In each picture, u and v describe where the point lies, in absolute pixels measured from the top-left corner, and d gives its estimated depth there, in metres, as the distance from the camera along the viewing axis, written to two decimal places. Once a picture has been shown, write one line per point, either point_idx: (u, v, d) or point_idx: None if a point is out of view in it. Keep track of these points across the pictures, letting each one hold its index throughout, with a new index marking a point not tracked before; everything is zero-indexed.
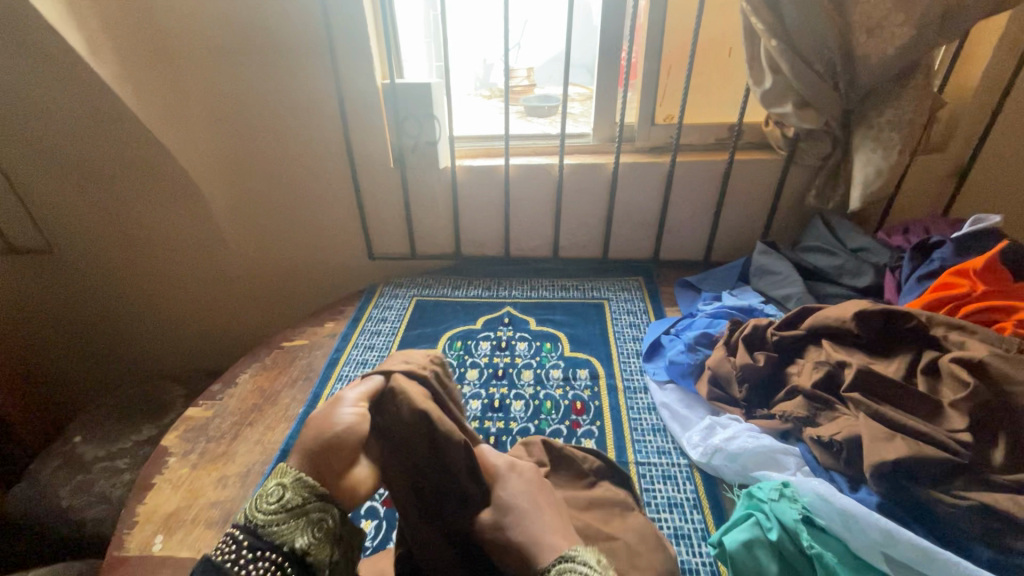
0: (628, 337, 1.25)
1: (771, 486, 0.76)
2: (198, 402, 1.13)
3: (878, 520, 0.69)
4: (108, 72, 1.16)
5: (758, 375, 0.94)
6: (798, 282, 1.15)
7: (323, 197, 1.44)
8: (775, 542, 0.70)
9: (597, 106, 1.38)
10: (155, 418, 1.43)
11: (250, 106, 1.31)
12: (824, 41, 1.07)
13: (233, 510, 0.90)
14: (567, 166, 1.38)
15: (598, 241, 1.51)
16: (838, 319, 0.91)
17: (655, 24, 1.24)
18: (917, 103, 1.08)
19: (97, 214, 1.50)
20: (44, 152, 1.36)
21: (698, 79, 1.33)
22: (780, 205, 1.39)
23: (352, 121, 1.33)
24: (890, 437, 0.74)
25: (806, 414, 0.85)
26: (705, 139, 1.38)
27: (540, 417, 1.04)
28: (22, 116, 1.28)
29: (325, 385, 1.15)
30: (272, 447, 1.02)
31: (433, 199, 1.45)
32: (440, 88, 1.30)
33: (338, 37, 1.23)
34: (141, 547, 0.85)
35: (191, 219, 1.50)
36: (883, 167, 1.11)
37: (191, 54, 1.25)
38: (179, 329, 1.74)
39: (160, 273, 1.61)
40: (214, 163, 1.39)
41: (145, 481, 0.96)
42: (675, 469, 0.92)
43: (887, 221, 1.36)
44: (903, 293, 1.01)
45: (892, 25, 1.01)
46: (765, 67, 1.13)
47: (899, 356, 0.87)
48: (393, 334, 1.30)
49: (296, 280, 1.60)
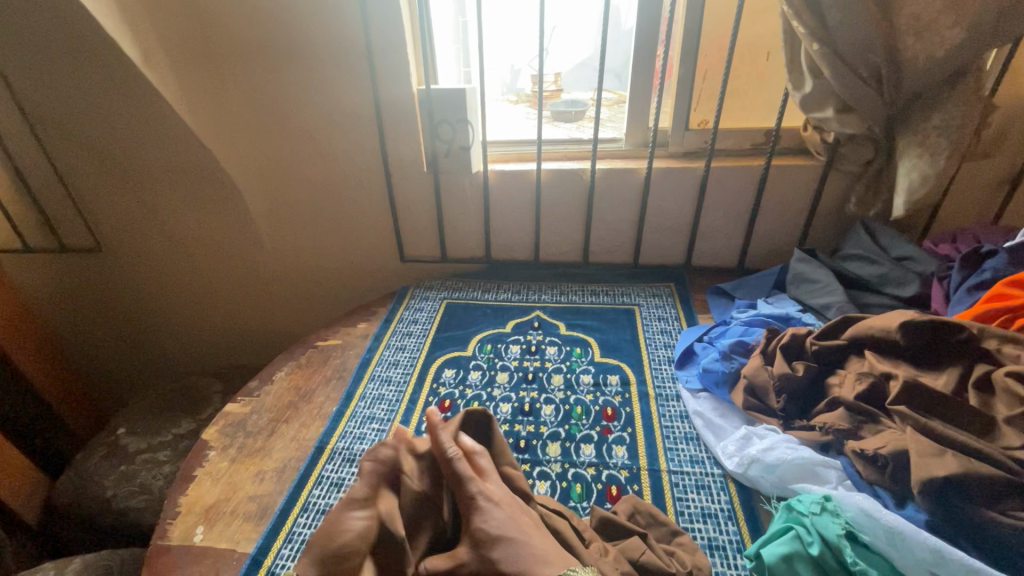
0: (659, 343, 1.23)
1: (812, 499, 0.74)
2: (237, 398, 1.16)
3: (927, 539, 0.67)
4: (157, 77, 1.23)
5: (797, 385, 0.92)
6: (838, 291, 1.13)
7: (358, 197, 1.47)
8: (817, 556, 0.68)
9: (630, 110, 1.38)
10: (193, 412, 1.47)
11: (289, 114, 1.35)
12: (870, 45, 1.04)
13: (270, 505, 0.92)
14: (598, 171, 1.38)
15: (629, 246, 1.50)
16: (882, 330, 0.89)
17: (692, 27, 1.23)
18: (969, 108, 1.04)
19: (139, 213, 1.56)
20: (97, 155, 1.44)
21: (735, 83, 1.31)
22: (818, 212, 1.36)
23: (388, 127, 1.36)
24: (939, 452, 0.71)
25: (847, 426, 0.83)
26: (741, 144, 1.36)
27: (570, 422, 1.04)
28: (81, 122, 1.36)
29: (358, 384, 1.18)
30: (307, 444, 1.04)
31: (464, 204, 1.46)
32: (474, 92, 1.32)
33: (377, 49, 1.26)
34: (183, 536, 0.88)
35: (232, 221, 1.54)
36: (929, 173, 1.07)
37: (232, 63, 1.29)
38: (217, 327, 1.80)
39: (198, 273, 1.67)
40: (254, 169, 1.44)
41: (187, 472, 0.99)
42: (708, 478, 0.91)
43: (932, 229, 1.31)
44: (951, 303, 0.98)
45: (941, 27, 0.99)
46: (805, 72, 1.11)
47: (949, 369, 0.84)
48: (424, 335, 1.31)
49: (329, 280, 1.64)
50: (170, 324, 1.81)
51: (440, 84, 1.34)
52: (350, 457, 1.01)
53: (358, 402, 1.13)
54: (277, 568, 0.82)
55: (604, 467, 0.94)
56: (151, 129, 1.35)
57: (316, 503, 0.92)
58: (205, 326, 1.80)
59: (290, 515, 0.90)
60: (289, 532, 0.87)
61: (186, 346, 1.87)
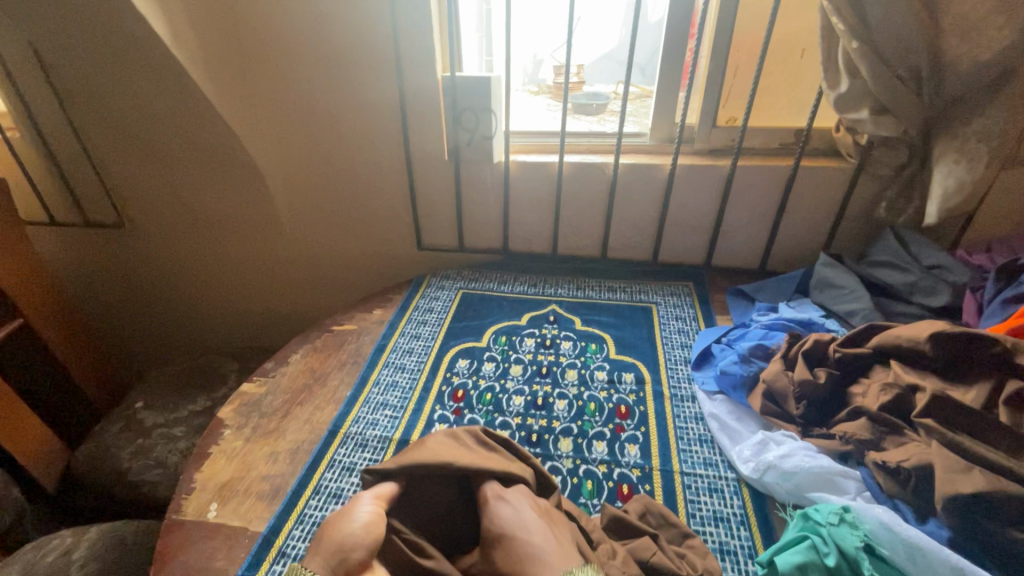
0: (676, 343, 1.22)
1: (830, 510, 0.73)
2: (253, 377, 1.18)
3: (948, 556, 0.66)
4: (184, 54, 1.23)
5: (818, 392, 0.90)
6: (864, 298, 1.10)
7: (378, 183, 1.46)
8: (833, 568, 0.67)
9: (656, 105, 1.35)
10: (209, 390, 1.49)
11: (312, 97, 1.35)
12: (912, 44, 1.00)
13: (282, 485, 0.93)
14: (621, 165, 1.36)
15: (649, 244, 1.48)
16: (910, 340, 0.87)
17: (724, 22, 1.20)
18: (1013, 114, 1.00)
19: (162, 192, 1.57)
20: (122, 131, 1.45)
21: (766, 81, 1.28)
22: (846, 216, 1.33)
23: (410, 114, 1.35)
24: (966, 468, 0.69)
25: (869, 437, 0.81)
26: (769, 144, 1.33)
27: (583, 418, 1.03)
28: (108, 98, 1.37)
29: (372, 369, 1.18)
30: (321, 427, 1.04)
31: (483, 194, 1.45)
32: (499, 81, 1.30)
33: (402, 33, 1.25)
34: (197, 512, 0.89)
35: (253, 202, 1.55)
36: (966, 180, 1.04)
37: (258, 44, 1.28)
38: (234, 307, 1.82)
39: (217, 253, 1.68)
40: (276, 150, 1.44)
41: (203, 449, 1.01)
42: (722, 482, 0.90)
43: (964, 238, 1.27)
44: (984, 316, 0.95)
45: (990, 28, 0.95)
46: (841, 71, 1.08)
47: (979, 384, 0.81)
48: (439, 325, 1.31)
49: (347, 266, 1.64)
50: (189, 303, 1.83)
51: (465, 72, 1.32)
52: (363, 442, 1.01)
53: (372, 387, 1.13)
54: (288, 548, 0.83)
55: (616, 465, 0.94)
56: (177, 108, 1.36)
57: (328, 486, 0.93)
58: (222, 306, 1.83)
59: (302, 497, 0.91)
60: (300, 513, 0.88)
61: (205, 324, 1.90)
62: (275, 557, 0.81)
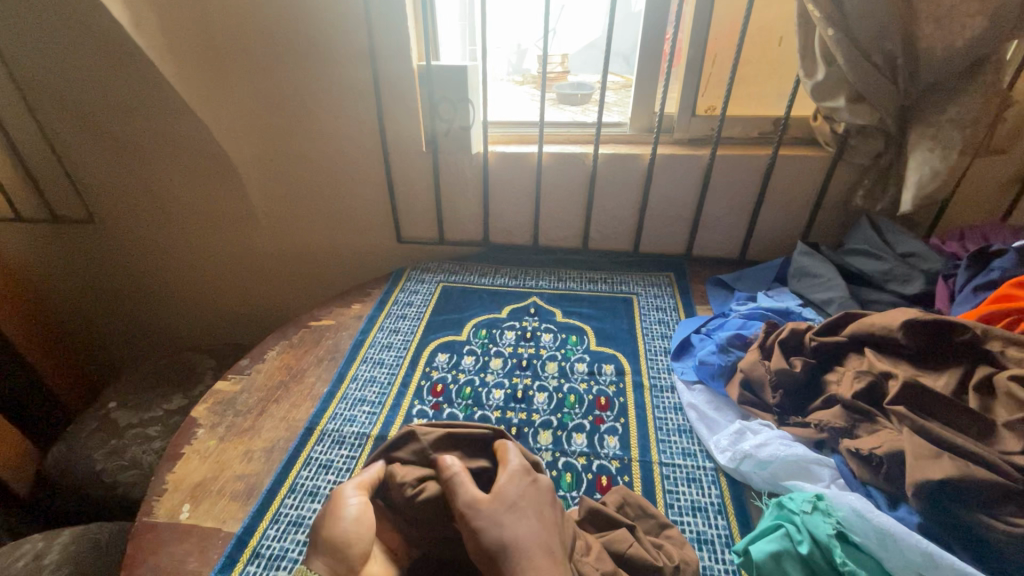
0: (656, 334, 1.22)
1: (804, 498, 0.74)
2: (228, 375, 1.15)
3: (919, 542, 0.66)
4: (148, 41, 1.19)
5: (793, 381, 0.91)
6: (840, 286, 1.11)
7: (356, 176, 1.43)
8: (805, 556, 0.68)
9: (636, 95, 1.34)
10: (185, 389, 1.46)
11: (285, 86, 1.31)
12: (886, 31, 1.00)
13: (257, 485, 0.91)
14: (602, 155, 1.35)
15: (630, 234, 1.47)
16: (884, 328, 0.87)
17: (703, 8, 1.19)
18: (986, 101, 1.00)
19: (130, 184, 1.52)
20: (87, 123, 1.40)
21: (745, 70, 1.27)
22: (824, 205, 1.33)
23: (386, 104, 1.32)
24: (936, 454, 0.70)
25: (843, 424, 0.82)
26: (748, 132, 1.33)
27: (563, 411, 1.03)
28: (70, 88, 1.32)
29: (350, 365, 1.16)
30: (297, 425, 1.03)
31: (463, 186, 1.43)
32: (477, 70, 1.28)
33: (376, 22, 1.22)
34: (168, 515, 0.87)
35: (227, 196, 1.51)
36: (940, 168, 1.04)
37: (228, 34, 1.24)
38: (210, 303, 1.78)
39: (191, 248, 1.64)
40: (249, 142, 1.40)
41: (175, 450, 0.99)
42: (700, 471, 0.90)
43: (939, 226, 1.29)
44: (956, 302, 0.96)
45: (962, 15, 0.94)
46: (818, 58, 1.07)
47: (950, 370, 0.82)
48: (419, 318, 1.30)
49: (326, 260, 1.62)
50: (162, 299, 1.79)
51: (442, 60, 1.30)
52: (340, 438, 1.00)
53: (349, 383, 1.12)
54: (262, 548, 0.82)
55: (595, 457, 0.93)
56: (144, 98, 1.31)
57: (304, 484, 0.91)
58: (199, 303, 1.79)
59: (277, 496, 0.89)
60: (275, 512, 0.87)
61: (179, 321, 1.86)
62: (249, 558, 0.80)
